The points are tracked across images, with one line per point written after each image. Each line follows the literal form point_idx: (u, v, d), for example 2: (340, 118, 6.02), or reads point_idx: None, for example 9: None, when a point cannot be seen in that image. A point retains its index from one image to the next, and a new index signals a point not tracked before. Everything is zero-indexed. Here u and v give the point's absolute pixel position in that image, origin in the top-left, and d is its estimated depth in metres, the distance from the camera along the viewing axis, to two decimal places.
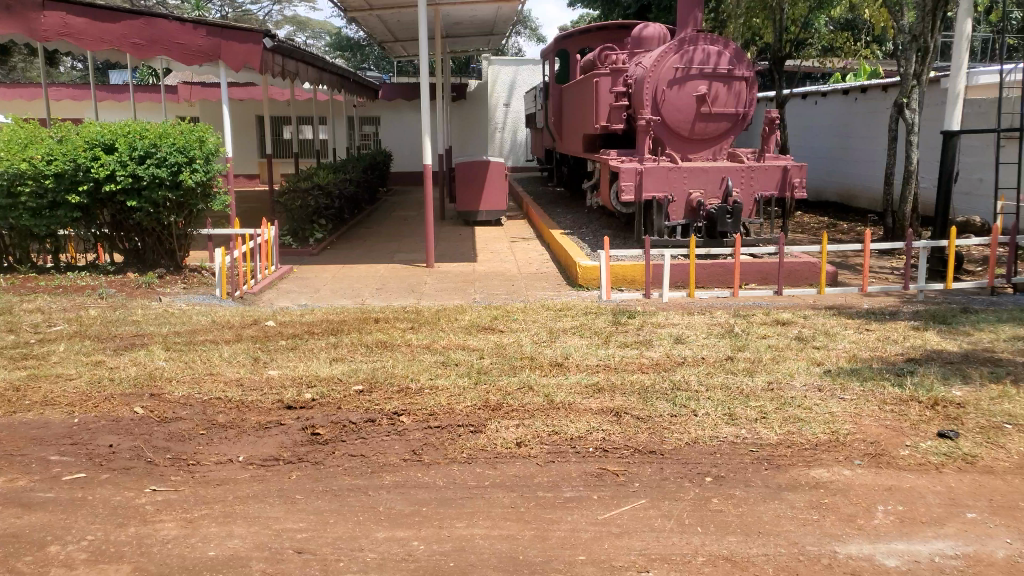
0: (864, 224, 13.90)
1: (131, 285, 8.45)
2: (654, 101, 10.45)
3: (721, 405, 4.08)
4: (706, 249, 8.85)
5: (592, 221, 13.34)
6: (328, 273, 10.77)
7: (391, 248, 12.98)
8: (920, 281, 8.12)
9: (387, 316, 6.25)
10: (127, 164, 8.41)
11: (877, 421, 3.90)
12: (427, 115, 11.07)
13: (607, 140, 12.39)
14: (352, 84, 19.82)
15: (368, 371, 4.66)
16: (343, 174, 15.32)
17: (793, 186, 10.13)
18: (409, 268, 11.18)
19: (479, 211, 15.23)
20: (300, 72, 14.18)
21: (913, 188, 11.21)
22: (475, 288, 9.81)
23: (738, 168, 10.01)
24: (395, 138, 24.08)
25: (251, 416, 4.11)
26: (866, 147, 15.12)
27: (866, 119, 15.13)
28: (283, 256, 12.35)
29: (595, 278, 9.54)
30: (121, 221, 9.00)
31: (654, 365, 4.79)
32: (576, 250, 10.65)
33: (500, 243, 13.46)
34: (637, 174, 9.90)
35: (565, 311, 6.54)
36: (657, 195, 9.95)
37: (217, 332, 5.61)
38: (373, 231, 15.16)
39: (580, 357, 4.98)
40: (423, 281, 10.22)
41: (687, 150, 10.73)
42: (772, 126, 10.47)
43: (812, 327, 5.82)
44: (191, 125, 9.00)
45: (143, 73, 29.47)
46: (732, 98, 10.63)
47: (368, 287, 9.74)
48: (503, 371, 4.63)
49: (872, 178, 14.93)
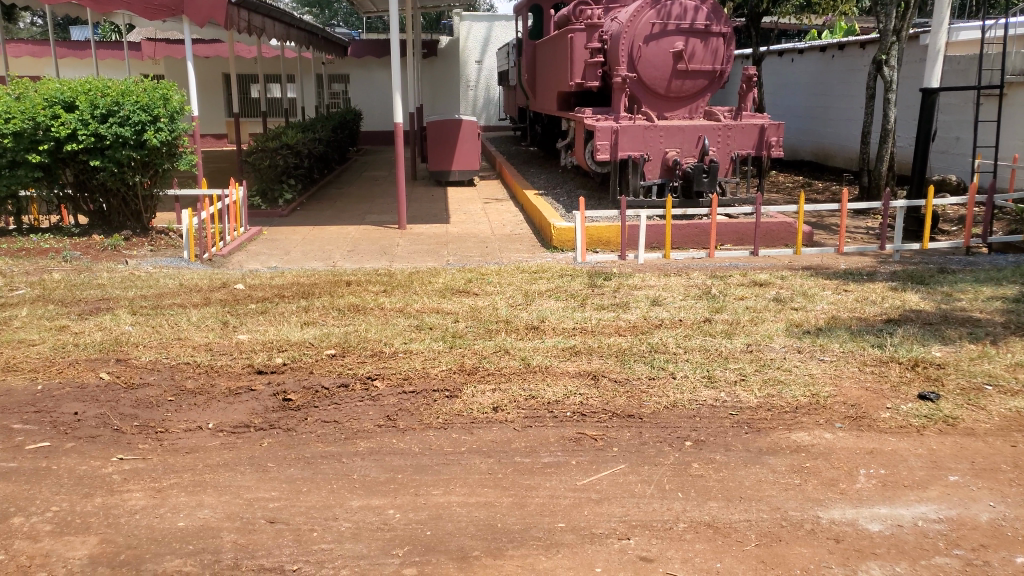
0: (838, 185, 13.93)
1: (95, 247, 8.16)
2: (630, 58, 10.26)
3: (699, 368, 4.05)
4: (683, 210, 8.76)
5: (567, 181, 13.20)
6: (300, 235, 10.56)
7: (364, 209, 12.75)
8: (897, 241, 8.16)
9: (359, 279, 6.11)
10: (90, 123, 8.05)
11: (856, 384, 3.91)
12: (397, 72, 10.76)
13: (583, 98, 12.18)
14: (322, 40, 19.25)
15: (341, 336, 4.56)
16: (314, 134, 14.96)
17: (769, 145, 10.10)
18: (383, 230, 10.99)
19: (451, 171, 15.06)
20: (268, 27, 13.70)
21: (890, 147, 11.23)
22: (451, 249, 9.67)
23: (715, 127, 9.90)
24: (365, 96, 23.60)
25: (221, 381, 3.97)
26: (843, 107, 15.08)
27: (843, 78, 15.06)
28: (253, 217, 12.07)
29: (570, 239, 9.44)
30: (85, 182, 8.63)
31: (632, 327, 4.75)
32: (550, 211, 10.53)
33: (475, 204, 13.29)
34: (613, 133, 9.78)
35: (541, 273, 6.46)
36: (633, 154, 9.82)
37: (185, 296, 5.42)
38: (346, 192, 14.86)
39: (557, 320, 4.91)
40: (396, 243, 10.05)
41: (663, 108, 10.58)
42: (749, 84, 10.35)
43: (789, 288, 5.82)
44: (155, 82, 8.62)
45: (104, 27, 28.30)
46: (709, 55, 10.46)
47: (341, 249, 9.56)
48: (479, 335, 4.57)
49: (848, 138, 14.94)
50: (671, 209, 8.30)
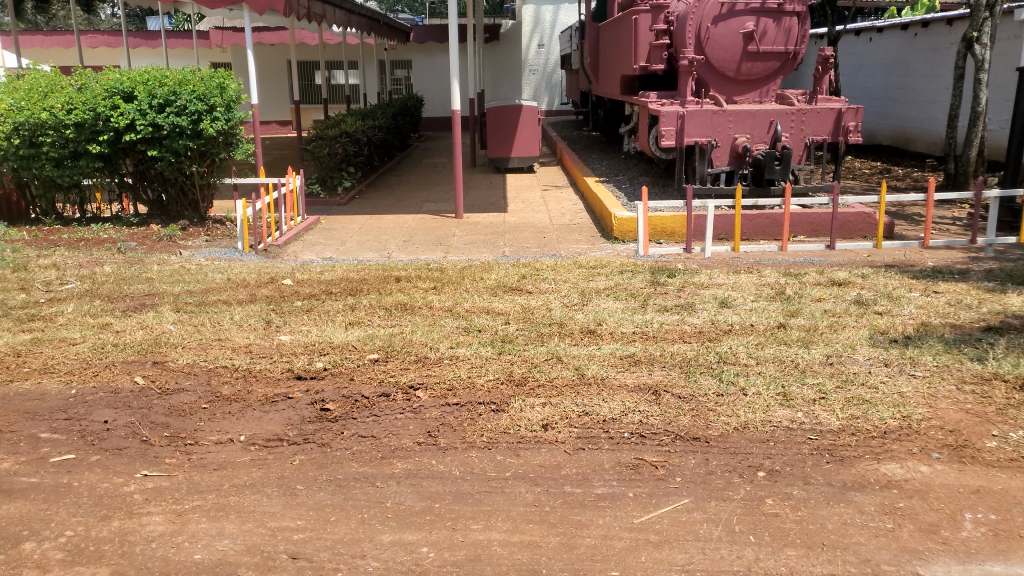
0: (923, 171, 13.00)
1: (152, 237, 8.21)
2: (697, 40, 9.69)
3: (773, 383, 3.64)
4: (754, 199, 8.17)
5: (630, 168, 12.70)
6: (357, 224, 10.44)
7: (422, 197, 12.56)
8: (990, 234, 7.44)
9: (409, 274, 5.87)
10: (147, 113, 8.07)
11: (955, 404, 3.43)
12: (456, 58, 10.44)
13: (647, 82, 11.65)
14: (383, 26, 19.15)
15: (384, 338, 4.30)
16: (374, 121, 14.87)
17: (847, 130, 9.39)
18: (439, 219, 10.77)
19: (511, 158, 14.75)
20: (329, 14, 13.61)
21: (981, 132, 10.33)
22: (507, 240, 9.39)
23: (789, 111, 9.30)
24: (426, 82, 23.46)
25: (258, 388, 3.81)
26: (926, 88, 14.06)
27: (927, 57, 14.04)
28: (312, 205, 12.03)
29: (631, 230, 9.04)
30: (144, 172, 8.74)
31: (698, 333, 4.35)
32: (612, 199, 10.09)
33: (534, 191, 12.94)
34: (679, 118, 9.28)
35: (599, 268, 6.08)
36: (701, 140, 9.32)
37: (231, 292, 5.30)
38: (405, 179, 14.73)
39: (615, 323, 4.56)
40: (451, 232, 9.82)
41: (733, 92, 9.98)
42: (824, 66, 9.67)
43: (871, 288, 5.29)
44: (210, 70, 8.58)
45: (177, 19, 29.00)
46: (782, 35, 9.81)
47: (396, 239, 9.38)
48: (530, 340, 4.25)
49: (932, 122, 13.93)
50: (741, 199, 7.79)
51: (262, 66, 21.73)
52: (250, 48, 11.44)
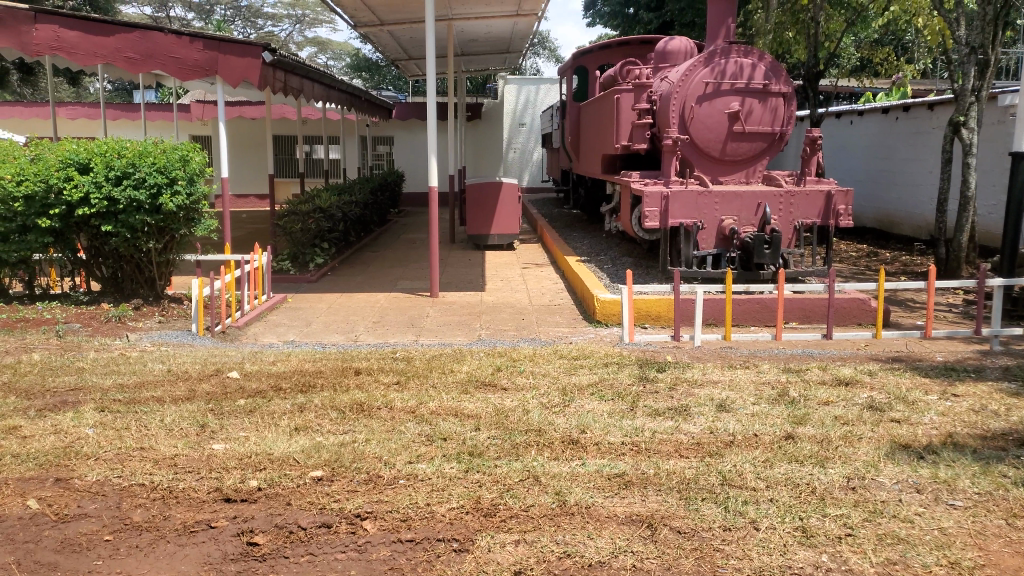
0: (909, 255, 12.80)
1: (98, 318, 7.60)
2: (681, 118, 9.52)
3: (787, 515, 3.06)
4: (745, 287, 7.51)
5: (612, 248, 12.36)
6: (325, 303, 9.89)
7: (397, 275, 12.09)
8: (994, 324, 7.03)
9: (371, 364, 5.28)
10: (103, 185, 7.59)
11: (1008, 547, 2.87)
12: (434, 135, 10.14)
13: (629, 161, 11.44)
14: (364, 102, 19.11)
15: (333, 450, 3.69)
16: (350, 196, 14.55)
17: (836, 213, 9.09)
18: (413, 298, 10.25)
19: (490, 236, 14.43)
20: (307, 90, 13.45)
21: (971, 217, 10.21)
22: (484, 322, 8.87)
23: (777, 193, 9.06)
24: (408, 157, 23.41)
25: (176, 512, 3.14)
26: (909, 171, 14.11)
27: (908, 141, 14.16)
28: (280, 282, 11.50)
29: (615, 313, 8.57)
30: (98, 247, 8.18)
31: (696, 446, 3.79)
32: (594, 280, 9.67)
33: (514, 270, 12.54)
34: (663, 198, 8.97)
35: (582, 361, 5.54)
36: (686, 221, 9.00)
37: (166, 387, 4.69)
38: (381, 255, 14.30)
39: (601, 431, 3.99)
40: (426, 313, 9.29)
41: (717, 172, 9.78)
42: (812, 147, 9.52)
43: (882, 389, 4.78)
44: (174, 143, 8.18)
45: (163, 92, 28.98)
46: (768, 115, 9.65)
47: (366, 321, 8.83)
48: (504, 453, 3.65)
49: (915, 205, 13.92)
50: (731, 285, 7.35)
51: (242, 139, 21.57)
52: (222, 119, 11.10)
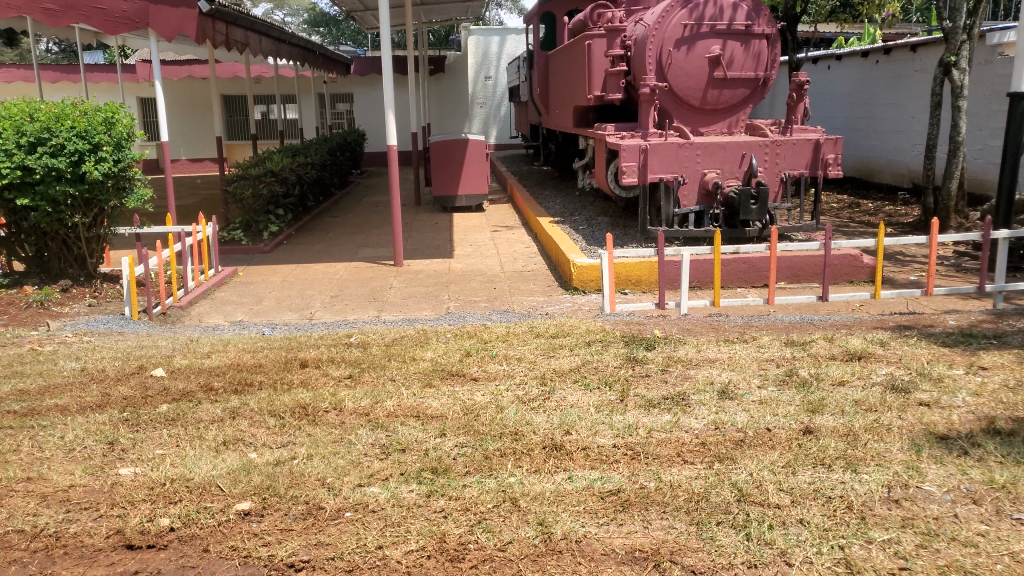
0: (892, 206, 12.36)
1: (15, 305, 6.77)
2: (659, 65, 8.77)
3: (819, 543, 2.48)
4: (735, 248, 6.85)
5: (585, 206, 11.70)
6: (279, 276, 9.15)
7: (358, 242, 11.32)
8: (999, 279, 6.50)
9: (320, 354, 4.61)
10: (13, 153, 6.69)
11: None
12: (391, 90, 9.29)
13: (601, 114, 10.72)
14: (319, 58, 17.95)
15: (265, 473, 3.03)
16: (306, 158, 13.65)
17: (826, 163, 8.54)
18: (374, 268, 9.52)
19: (457, 197, 13.64)
20: (252, 43, 12.41)
21: (960, 163, 9.73)
22: (451, 292, 8.21)
23: (762, 142, 8.45)
24: (370, 115, 22.36)
25: (59, 569, 2.49)
26: (891, 117, 13.59)
27: (890, 85, 13.61)
28: (231, 253, 10.68)
29: (593, 278, 7.97)
30: (17, 223, 7.29)
31: (701, 448, 3.20)
32: (570, 243, 9.02)
33: (482, 233, 11.84)
34: (641, 152, 8.29)
35: (561, 340, 4.92)
36: (665, 177, 8.35)
37: (76, 392, 3.97)
38: (341, 220, 13.49)
39: (589, 432, 3.38)
40: (388, 284, 8.60)
41: (697, 123, 9.12)
42: (798, 93, 8.86)
43: (900, 364, 4.23)
44: (96, 102, 7.25)
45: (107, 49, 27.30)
46: (750, 60, 8.99)
47: (322, 295, 8.11)
48: (474, 469, 3.03)
49: (897, 151, 13.42)
50: (720, 245, 6.74)
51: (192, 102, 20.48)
52: (157, 78, 10.06)
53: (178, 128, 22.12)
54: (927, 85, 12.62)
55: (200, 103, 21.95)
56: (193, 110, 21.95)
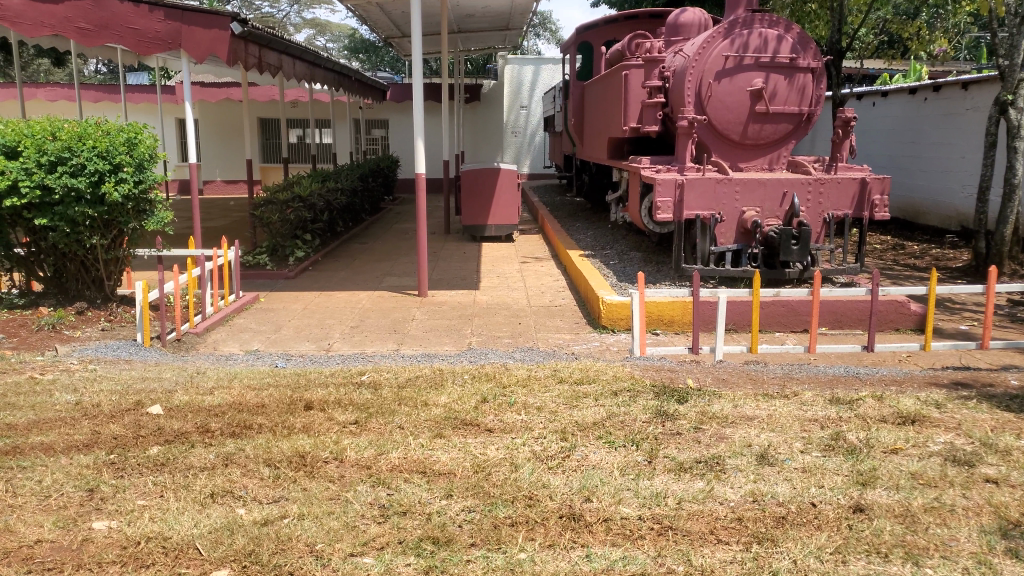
0: (938, 249, 11.85)
1: (28, 327, 6.65)
2: (698, 97, 8.52)
3: None
4: (774, 291, 6.50)
5: (617, 240, 11.40)
6: (300, 303, 8.98)
7: (383, 270, 11.14)
8: None
9: (328, 394, 4.34)
10: (33, 172, 6.63)
11: None
12: (421, 117, 9.14)
13: (636, 146, 10.46)
14: (355, 83, 18.02)
15: (252, 535, 2.74)
16: (336, 183, 13.59)
17: (873, 205, 8.16)
18: (397, 298, 9.30)
19: (486, 227, 13.46)
20: (286, 68, 12.47)
21: (1015, 207, 9.24)
22: (474, 326, 7.93)
23: (804, 180, 8.10)
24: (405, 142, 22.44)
25: None
26: (939, 157, 13.11)
27: (938, 124, 13.15)
28: (255, 277, 10.55)
29: (622, 317, 7.64)
30: (36, 241, 7.22)
31: (738, 525, 2.84)
32: (599, 279, 8.70)
33: (510, 264, 11.59)
34: (677, 187, 8.03)
35: (585, 387, 4.58)
36: (701, 213, 8.05)
37: (64, 430, 3.73)
38: (369, 247, 13.35)
39: (611, 500, 3.04)
40: (410, 316, 8.37)
41: (736, 157, 8.81)
42: (845, 129, 8.48)
43: (961, 431, 3.82)
44: (120, 123, 7.18)
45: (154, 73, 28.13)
46: (794, 94, 8.67)
47: (342, 325, 7.90)
48: (481, 542, 2.71)
49: (946, 192, 12.91)
50: (759, 287, 6.36)
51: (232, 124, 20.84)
52: (189, 100, 10.10)
53: (215, 151, 22.52)
54: (978, 124, 12.16)
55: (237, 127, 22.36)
56: (230, 133, 22.36)
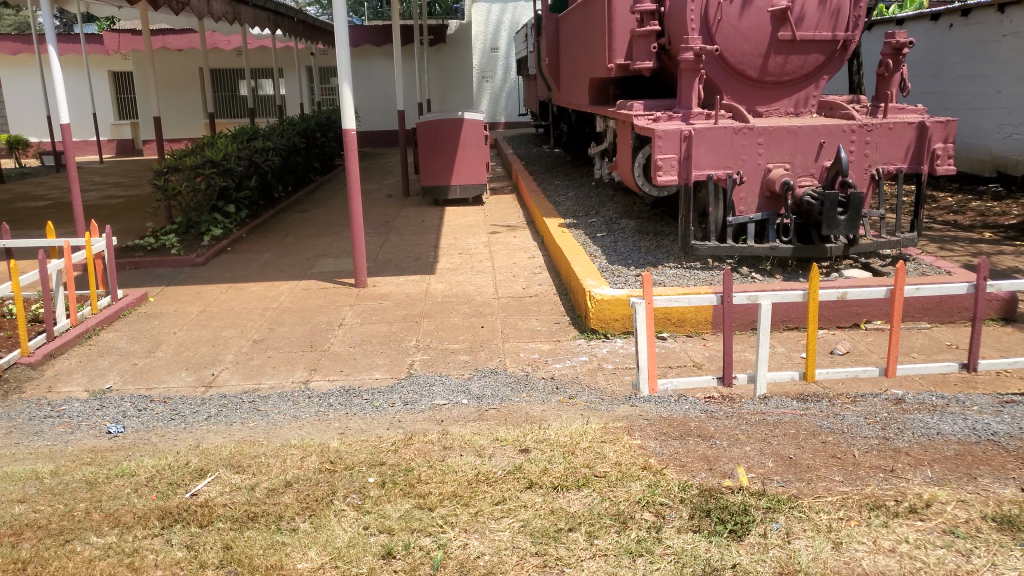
0: (979, 201, 9.99)
1: None
2: (704, 21, 6.47)
3: None
4: (839, 294, 4.33)
5: (602, 204, 9.43)
6: (200, 305, 6.99)
7: (318, 248, 9.11)
8: None
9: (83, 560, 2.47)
10: None
11: None
12: (345, 57, 6.95)
13: (622, 87, 8.42)
14: (298, 25, 15.49)
15: None
16: (265, 143, 11.47)
17: (933, 155, 6.24)
18: (327, 290, 7.30)
19: (450, 188, 11.36)
20: (194, 3, 10.04)
21: None
22: (420, 333, 5.99)
23: (846, 125, 6.16)
24: (359, 92, 19.84)
25: None
26: (966, 91, 11.25)
27: (967, 54, 11.19)
28: (154, 264, 8.43)
29: (615, 318, 5.74)
30: None
31: None
32: (582, 260, 6.76)
33: (473, 235, 9.57)
34: (682, 139, 6.09)
35: (573, 505, 2.71)
36: (714, 172, 6.15)
37: None
38: (308, 216, 11.26)
39: None
40: (338, 320, 6.40)
41: (754, 99, 6.83)
42: (896, 58, 6.44)
43: None
44: None
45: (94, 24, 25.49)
46: (828, 17, 6.60)
47: (240, 341, 5.96)
48: None
49: (977, 132, 11.11)
50: (818, 288, 4.24)
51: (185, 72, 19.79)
52: (51, 42, 7.55)
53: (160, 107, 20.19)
54: (1015, 51, 10.24)
55: (181, 79, 20.00)
56: (176, 86, 20.03)
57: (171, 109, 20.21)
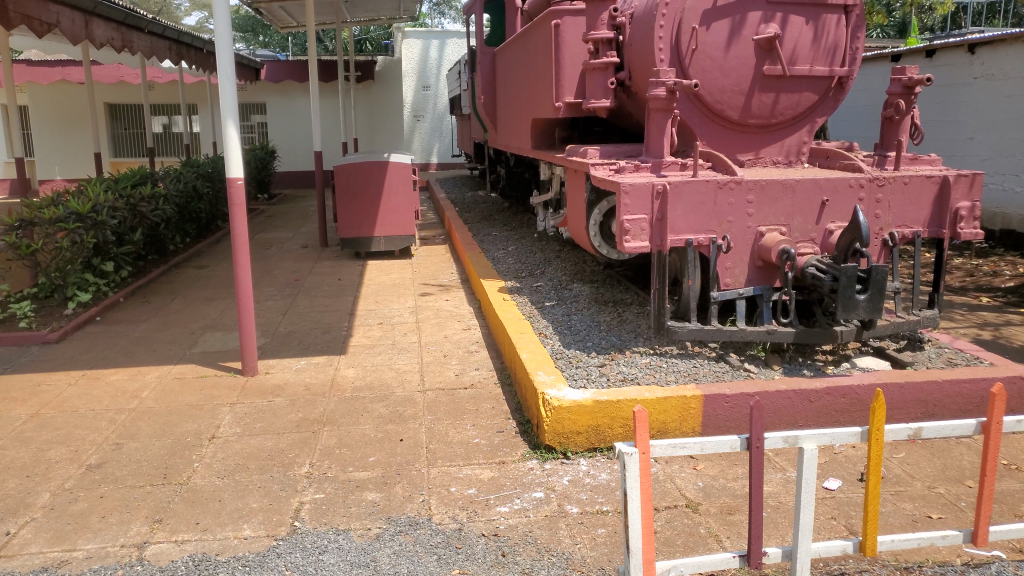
0: (961, 259, 9.15)
1: None
2: (676, 52, 5.31)
3: None
4: (919, 428, 2.95)
5: (550, 262, 8.14)
6: (30, 407, 5.28)
7: (210, 318, 7.48)
8: None
9: None
10: None
11: None
12: (229, 90, 5.48)
13: (571, 130, 7.19)
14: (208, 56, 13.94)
15: None
16: (156, 188, 9.75)
17: (956, 216, 5.16)
18: (208, 381, 5.71)
19: (374, 240, 9.88)
20: (65, 24, 8.39)
21: None
22: (319, 451, 4.49)
23: (853, 179, 5.03)
24: (282, 130, 18.31)
25: None
26: (935, 137, 10.55)
27: (936, 97, 10.49)
28: None
29: (576, 432, 4.33)
30: None
31: None
32: (530, 343, 5.35)
33: (401, 298, 8.12)
34: (654, 196, 4.84)
35: None
36: (695, 237, 4.91)
37: None
38: (207, 273, 9.59)
39: None
40: (212, 430, 4.81)
41: (734, 147, 5.68)
42: (908, 98, 5.41)
43: None
44: None
45: None
46: (821, 51, 5.52)
47: (65, 471, 4.30)
48: None
49: None
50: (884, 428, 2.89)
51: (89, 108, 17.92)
52: None
53: (58, 144, 18.17)
54: (987, 93, 9.56)
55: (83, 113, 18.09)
56: (76, 121, 18.09)
57: (71, 146, 18.22)
